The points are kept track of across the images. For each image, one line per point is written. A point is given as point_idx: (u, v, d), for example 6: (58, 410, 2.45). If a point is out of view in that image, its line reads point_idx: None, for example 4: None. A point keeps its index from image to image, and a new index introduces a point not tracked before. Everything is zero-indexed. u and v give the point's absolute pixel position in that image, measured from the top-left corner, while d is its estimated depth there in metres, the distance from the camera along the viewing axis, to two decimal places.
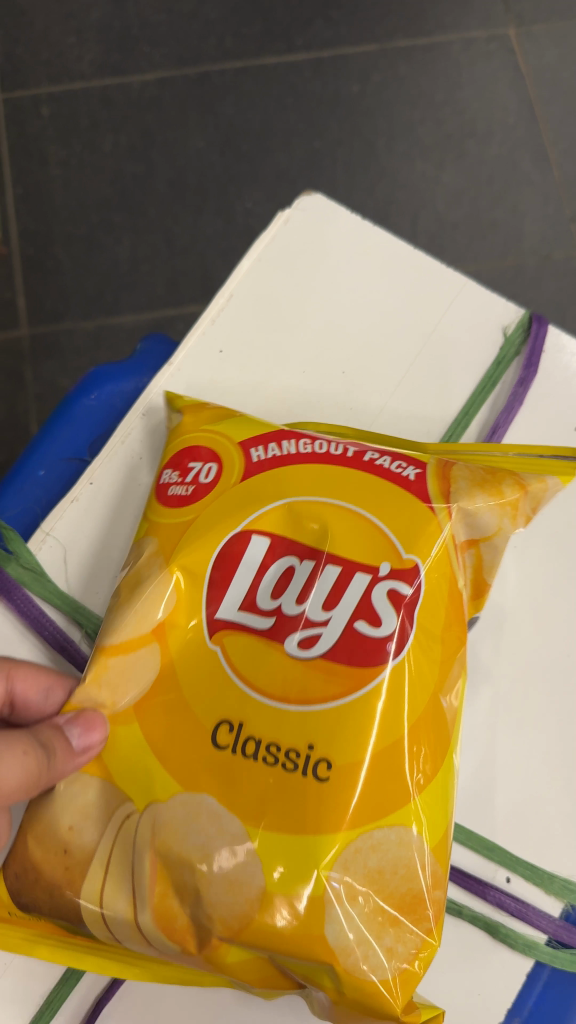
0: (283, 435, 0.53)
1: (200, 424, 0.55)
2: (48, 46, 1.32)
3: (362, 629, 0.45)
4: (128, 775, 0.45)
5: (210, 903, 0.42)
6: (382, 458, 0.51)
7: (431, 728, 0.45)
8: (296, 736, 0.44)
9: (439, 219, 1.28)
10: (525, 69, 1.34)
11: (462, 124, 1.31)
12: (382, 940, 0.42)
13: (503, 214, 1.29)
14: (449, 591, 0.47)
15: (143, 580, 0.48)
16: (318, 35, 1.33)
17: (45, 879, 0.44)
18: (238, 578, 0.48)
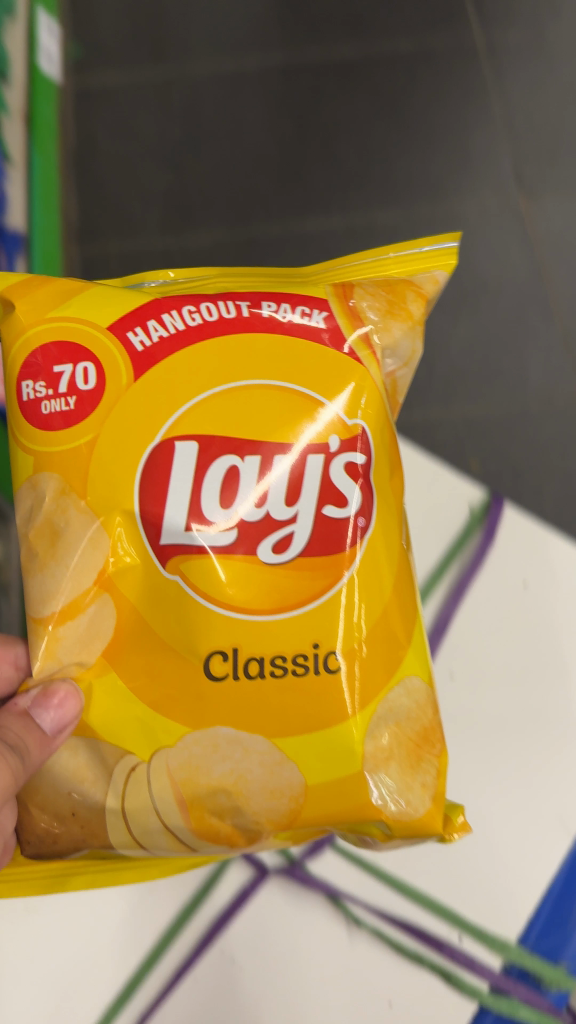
0: (161, 308, 0.76)
1: (70, 316, 0.75)
2: (117, 208, 1.52)
3: (331, 513, 0.72)
4: (125, 733, 0.70)
5: (254, 806, 0.70)
6: (291, 312, 0.76)
7: (401, 613, 0.74)
8: (302, 640, 0.70)
9: (452, 366, 1.44)
10: (534, 234, 1.52)
11: (475, 283, 1.48)
12: (417, 783, 0.72)
13: (509, 363, 1.45)
14: (382, 413, 0.76)
15: (61, 529, 0.71)
16: (351, 202, 1.52)
17: (62, 838, 0.72)
18: (176, 489, 0.71)
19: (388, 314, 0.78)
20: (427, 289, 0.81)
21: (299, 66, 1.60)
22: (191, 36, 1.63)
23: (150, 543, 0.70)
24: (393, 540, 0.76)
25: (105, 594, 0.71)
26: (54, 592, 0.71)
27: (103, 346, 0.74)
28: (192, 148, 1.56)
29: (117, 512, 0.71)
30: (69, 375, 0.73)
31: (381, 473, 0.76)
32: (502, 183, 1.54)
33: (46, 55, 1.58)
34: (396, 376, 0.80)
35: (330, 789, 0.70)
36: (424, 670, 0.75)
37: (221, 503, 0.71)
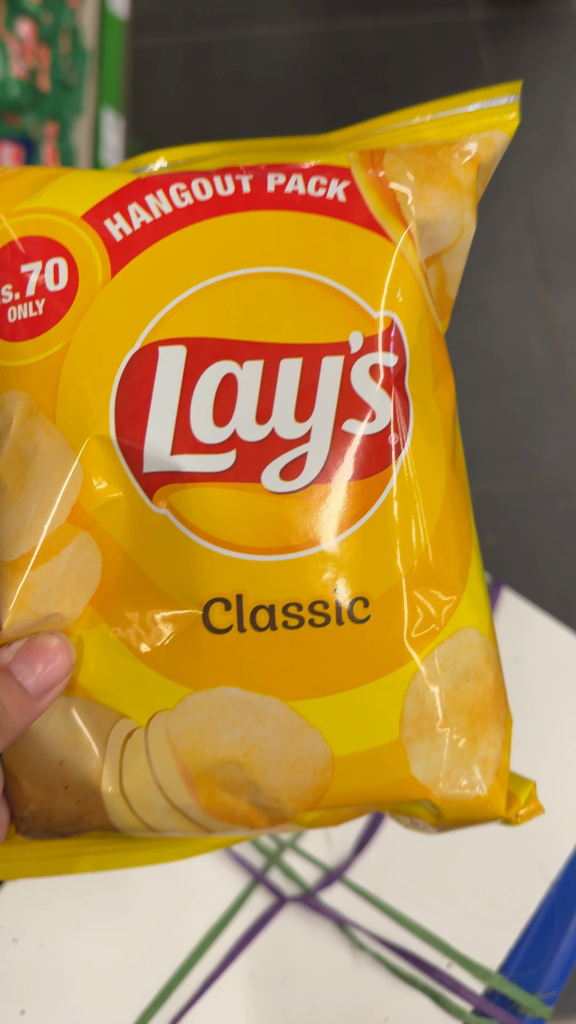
0: (145, 188, 0.54)
1: (44, 207, 0.54)
2: None
3: (350, 429, 0.51)
4: (118, 691, 0.50)
5: (269, 785, 0.49)
6: (299, 183, 0.55)
7: (443, 554, 0.52)
8: (315, 584, 0.49)
9: (470, 445, 1.41)
10: (554, 325, 1.49)
11: (494, 370, 1.46)
12: (477, 753, 0.50)
13: (525, 443, 1.42)
14: (420, 306, 0.55)
15: (29, 458, 0.51)
16: None
17: (57, 815, 0.50)
18: (159, 409, 0.51)
19: (423, 180, 0.55)
20: (478, 155, 0.57)
21: None
22: (241, 134, 1.62)
23: (137, 479, 0.51)
24: (438, 471, 0.54)
25: (85, 532, 0.50)
26: (28, 526, 0.50)
27: (75, 234, 0.53)
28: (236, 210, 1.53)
29: (90, 433, 0.51)
30: (36, 274, 0.53)
31: (422, 386, 0.55)
32: (522, 278, 1.52)
33: (110, 150, 1.54)
34: (443, 262, 0.57)
35: (363, 760, 0.49)
36: (483, 624, 0.53)
37: (214, 423, 0.51)
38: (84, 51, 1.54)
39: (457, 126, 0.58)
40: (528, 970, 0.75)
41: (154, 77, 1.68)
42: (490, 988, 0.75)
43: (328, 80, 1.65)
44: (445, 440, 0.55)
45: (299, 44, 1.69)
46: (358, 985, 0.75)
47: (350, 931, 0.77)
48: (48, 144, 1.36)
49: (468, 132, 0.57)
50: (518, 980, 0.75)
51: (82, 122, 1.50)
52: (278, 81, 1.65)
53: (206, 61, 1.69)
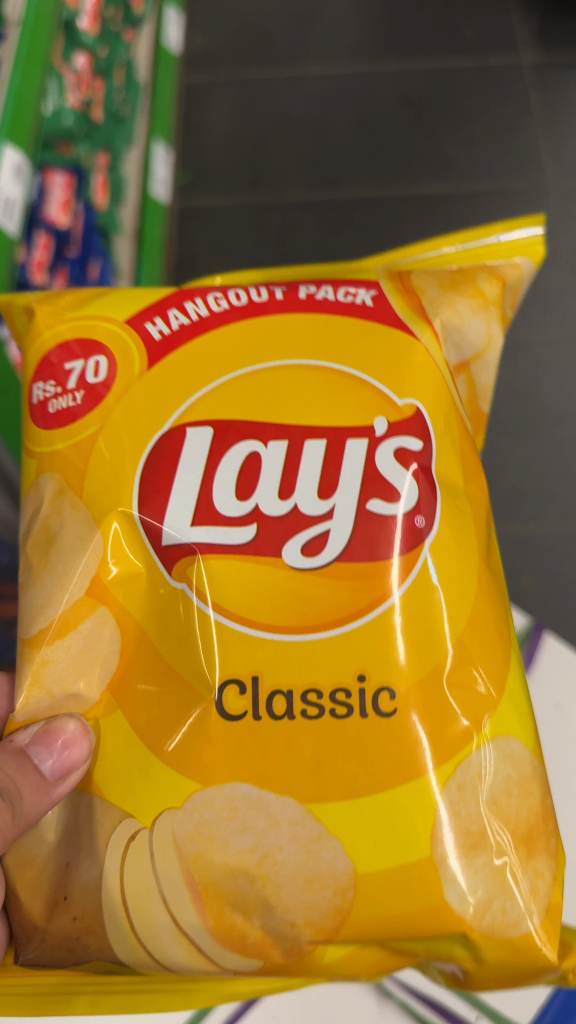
0: (185, 295, 0.53)
1: (93, 314, 0.52)
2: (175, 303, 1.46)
3: (377, 509, 0.46)
4: (125, 787, 0.43)
5: (285, 906, 0.41)
6: (331, 291, 0.52)
7: (479, 647, 0.45)
8: (341, 672, 0.43)
9: (509, 486, 1.34)
10: None
11: (534, 412, 1.39)
12: (521, 882, 0.42)
13: (567, 486, 1.33)
14: (446, 400, 0.50)
15: (55, 535, 0.47)
16: None
17: (52, 938, 0.42)
18: (181, 489, 0.46)
19: (448, 289, 0.53)
20: (505, 274, 0.54)
21: (387, 197, 1.57)
22: (289, 168, 1.63)
23: (156, 551, 0.46)
24: (469, 561, 0.47)
25: (104, 608, 0.45)
26: (46, 604, 0.45)
27: (114, 332, 0.51)
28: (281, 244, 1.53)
29: (114, 513, 0.46)
30: (79, 368, 0.50)
31: (451, 472, 0.48)
32: (567, 319, 1.46)
33: (160, 182, 1.56)
34: (472, 372, 0.53)
35: (388, 881, 0.41)
36: (528, 736, 0.45)
37: (236, 498, 0.46)
38: (136, 85, 1.59)
39: (481, 257, 0.56)
40: None
41: (206, 113, 1.72)
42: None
43: (376, 119, 1.66)
44: (478, 533, 0.49)
45: (349, 84, 1.71)
46: None
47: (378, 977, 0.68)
48: (99, 175, 1.38)
49: (493, 259, 0.55)
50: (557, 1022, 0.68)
51: (132, 154, 1.56)
52: (329, 120, 1.67)
53: (256, 97, 1.72)
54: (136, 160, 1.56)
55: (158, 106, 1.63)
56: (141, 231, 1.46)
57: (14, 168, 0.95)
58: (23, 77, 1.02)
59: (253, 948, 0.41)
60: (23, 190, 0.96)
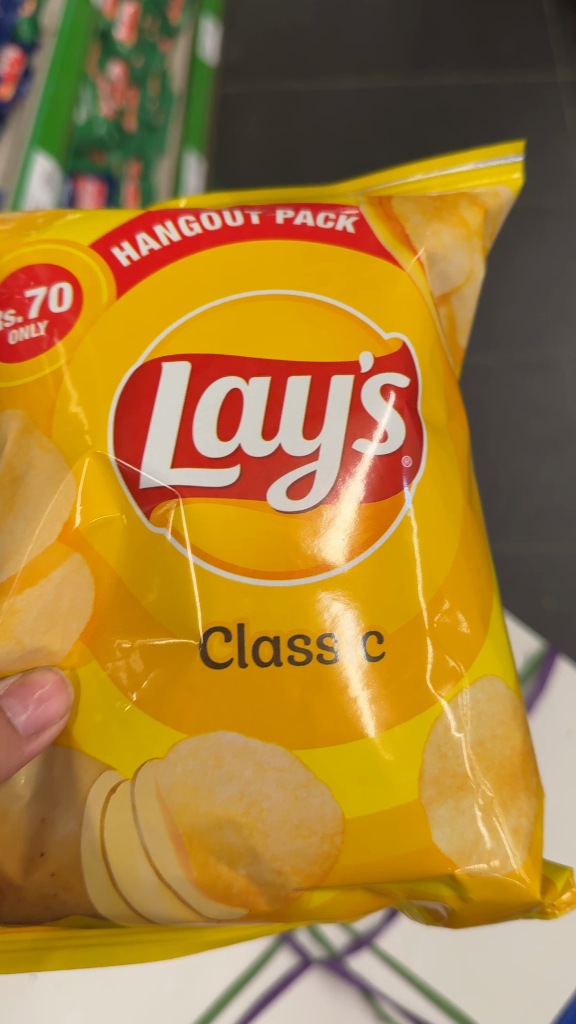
0: (153, 218, 0.48)
1: (57, 240, 0.48)
2: None
3: (363, 449, 0.43)
4: (104, 741, 0.40)
5: (272, 853, 0.39)
6: (312, 217, 0.49)
7: (463, 588, 0.43)
8: (328, 616, 0.40)
9: (532, 505, 1.28)
10: None
11: (560, 430, 1.32)
12: (508, 821, 0.40)
13: None
14: (432, 333, 0.47)
15: (22, 476, 0.42)
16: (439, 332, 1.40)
17: (28, 895, 0.39)
18: (160, 428, 0.42)
19: (431, 215, 0.49)
20: (485, 201, 0.51)
21: None
22: (319, 178, 1.62)
23: (130, 492, 0.42)
24: (456, 499, 0.45)
25: (78, 556, 0.41)
26: (13, 547, 0.40)
27: (82, 264, 0.47)
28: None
29: (86, 454, 0.42)
30: (41, 296, 0.46)
31: (434, 409, 0.46)
32: None
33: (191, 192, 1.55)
34: (453, 304, 0.50)
35: (376, 826, 0.39)
36: (509, 674, 0.43)
37: (217, 437, 0.43)
38: (170, 95, 1.58)
39: (459, 181, 0.52)
40: None
41: (240, 123, 1.71)
42: None
43: (408, 132, 1.65)
44: (461, 469, 0.47)
45: (383, 99, 1.70)
46: None
47: (377, 1002, 0.65)
48: (131, 184, 1.37)
49: (472, 184, 0.52)
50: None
51: (164, 164, 1.54)
52: (360, 134, 1.66)
53: (291, 109, 1.72)
54: (169, 169, 1.53)
55: (192, 119, 1.62)
56: None
57: (45, 175, 0.94)
58: (57, 84, 1.02)
59: (236, 897, 0.39)
60: (53, 198, 0.95)
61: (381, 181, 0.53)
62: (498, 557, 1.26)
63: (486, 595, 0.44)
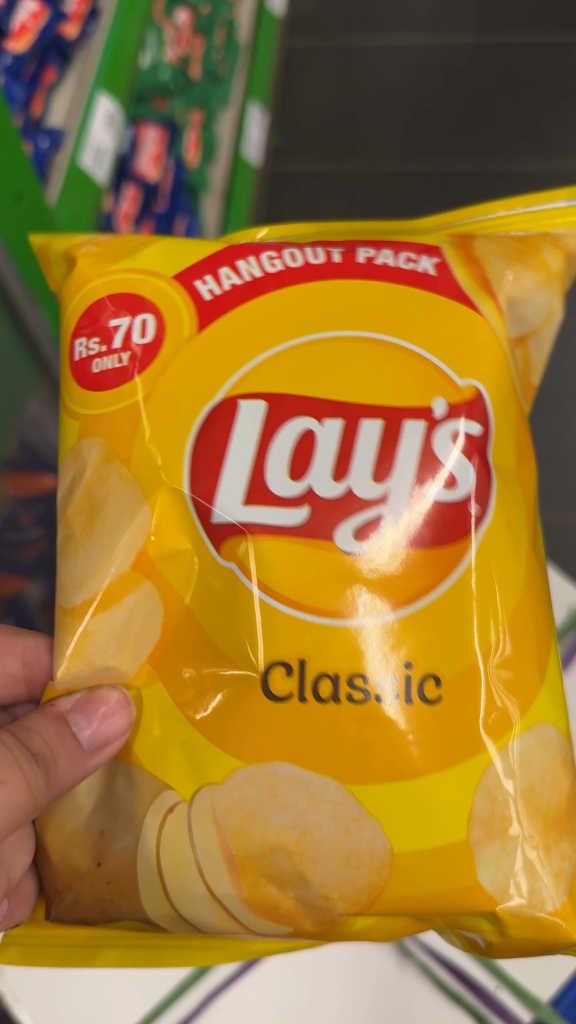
0: (236, 254, 0.50)
1: (138, 269, 0.50)
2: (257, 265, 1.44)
3: (432, 493, 0.45)
4: (166, 761, 0.44)
5: (322, 879, 0.43)
6: (393, 256, 0.50)
7: (523, 636, 0.45)
8: (390, 657, 0.43)
9: None
10: None
11: None
12: (550, 864, 0.43)
13: None
14: (507, 382, 0.48)
15: (101, 504, 0.47)
16: None
17: (86, 897, 0.45)
18: (233, 467, 0.45)
19: (514, 260, 0.50)
20: (566, 244, 0.52)
21: (480, 173, 1.53)
22: (383, 138, 1.61)
23: (204, 527, 0.45)
24: (521, 542, 0.46)
25: (149, 583, 0.46)
26: (91, 575, 0.46)
27: (166, 294, 0.49)
28: (369, 213, 1.51)
29: (161, 489, 0.46)
30: (125, 326, 0.49)
31: (506, 457, 0.47)
32: None
33: (252, 142, 1.55)
34: (529, 347, 0.51)
35: (425, 860, 0.42)
36: (562, 721, 0.45)
37: (289, 476, 0.45)
38: (237, 47, 1.56)
39: (543, 222, 0.53)
40: None
41: (304, 79, 1.70)
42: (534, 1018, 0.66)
43: (475, 94, 1.62)
44: (527, 514, 0.48)
45: (452, 55, 1.67)
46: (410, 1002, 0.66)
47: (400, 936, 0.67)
48: (191, 132, 1.36)
49: (555, 226, 0.53)
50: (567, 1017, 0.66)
51: (227, 115, 1.52)
52: (425, 90, 1.64)
53: (359, 63, 1.69)
54: (231, 120, 1.52)
55: (257, 68, 1.60)
56: (230, 191, 1.45)
57: (107, 116, 0.95)
58: (123, 24, 1.02)
59: (286, 915, 0.43)
60: (116, 141, 0.96)
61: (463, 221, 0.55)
62: (549, 524, 1.23)
63: (545, 641, 0.46)
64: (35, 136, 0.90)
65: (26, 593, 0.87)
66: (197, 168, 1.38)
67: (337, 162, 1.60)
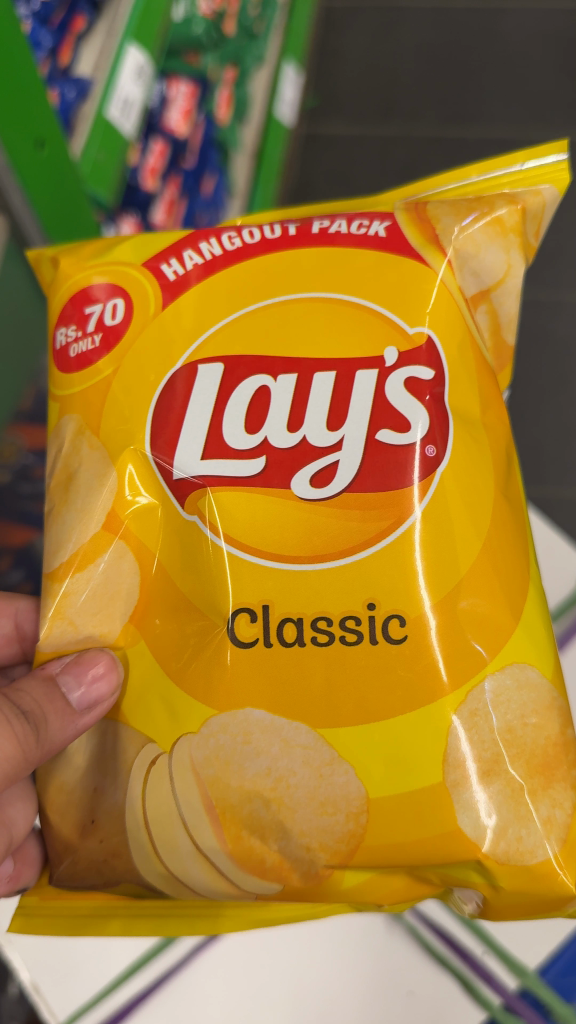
0: (199, 234, 0.51)
1: (108, 261, 0.51)
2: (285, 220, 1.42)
3: (385, 441, 0.45)
4: (148, 716, 0.45)
5: (300, 826, 0.42)
6: (348, 223, 0.50)
7: (500, 579, 0.44)
8: (351, 600, 0.43)
9: None
10: None
11: None
12: (536, 811, 0.41)
13: None
14: (461, 325, 0.47)
15: (75, 475, 0.47)
16: (540, 278, 1.38)
17: (81, 859, 0.45)
18: (192, 424, 0.46)
19: (465, 216, 0.49)
20: (528, 199, 0.50)
21: (518, 139, 1.50)
22: (420, 101, 1.58)
23: (167, 483, 0.46)
24: (495, 485, 0.46)
25: (122, 544, 0.46)
26: (63, 541, 0.46)
27: (135, 277, 0.50)
28: (405, 177, 1.49)
29: (129, 449, 0.46)
30: (98, 310, 0.49)
31: (466, 401, 0.46)
32: None
33: (285, 103, 1.52)
34: (494, 303, 0.49)
35: (402, 807, 0.42)
36: (547, 663, 0.44)
37: (245, 431, 0.46)
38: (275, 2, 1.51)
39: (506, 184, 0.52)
40: (569, 979, 0.65)
41: (343, 39, 1.68)
42: (524, 987, 0.65)
43: (516, 60, 1.58)
44: (495, 465, 0.47)
45: (492, 18, 1.64)
46: (396, 968, 0.66)
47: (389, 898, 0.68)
48: (224, 89, 1.33)
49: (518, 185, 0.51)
50: (555, 986, 0.65)
51: (261, 74, 1.49)
52: (464, 56, 1.61)
53: (397, 26, 1.67)
54: (265, 80, 1.49)
55: (293, 26, 1.57)
56: (261, 151, 1.43)
57: (136, 70, 0.94)
58: None
59: (273, 867, 0.43)
60: (144, 93, 0.95)
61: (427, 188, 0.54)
62: (568, 500, 1.23)
63: (528, 584, 0.45)
64: (61, 84, 0.88)
65: (35, 545, 0.87)
66: (229, 128, 1.34)
67: (374, 125, 1.57)
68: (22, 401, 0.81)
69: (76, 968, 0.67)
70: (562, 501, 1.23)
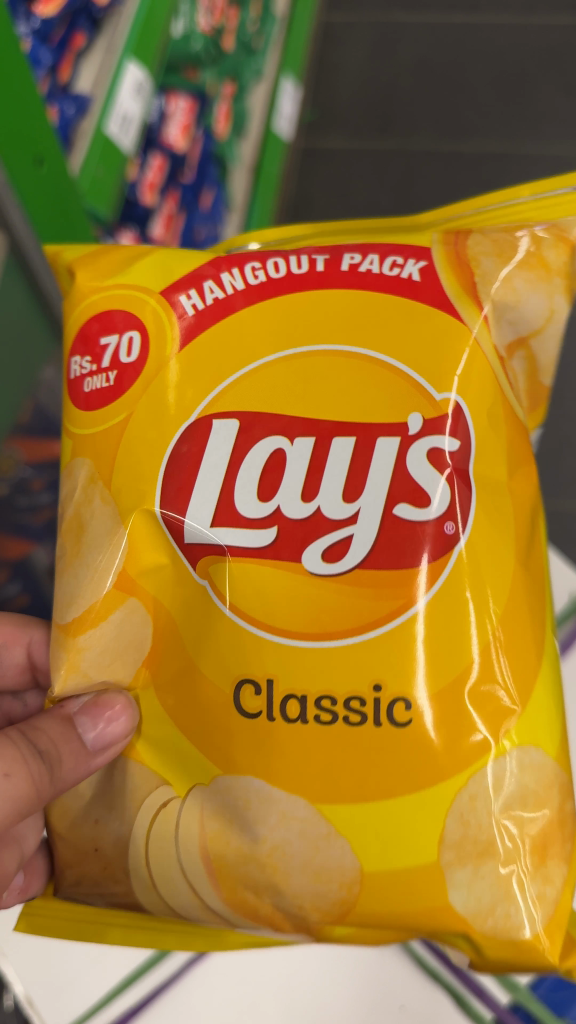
0: (220, 264, 0.50)
1: (124, 283, 0.50)
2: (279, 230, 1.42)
3: (403, 516, 0.44)
4: (161, 757, 0.46)
5: (295, 891, 0.43)
6: (383, 263, 0.48)
7: (514, 656, 0.44)
8: (358, 680, 0.42)
9: None
10: None
11: None
12: (527, 888, 0.41)
13: None
14: (491, 390, 0.47)
15: (88, 524, 0.47)
16: None
17: (86, 877, 0.47)
18: (204, 487, 0.45)
19: (506, 259, 0.48)
20: (573, 235, 0.48)
21: (515, 153, 1.51)
22: (418, 113, 1.59)
23: (180, 545, 0.45)
24: (510, 553, 0.45)
25: (134, 598, 0.46)
26: (77, 596, 0.46)
27: (146, 308, 0.49)
28: (402, 190, 1.50)
29: (137, 505, 0.46)
30: (113, 345, 0.49)
31: (493, 467, 0.46)
32: None
33: (283, 117, 1.53)
34: (533, 348, 0.49)
35: (395, 879, 0.42)
36: (552, 741, 0.44)
37: (258, 499, 0.45)
38: (273, 16, 1.52)
39: (545, 211, 0.51)
40: (561, 992, 0.65)
41: (342, 53, 1.69)
42: (514, 1001, 0.66)
43: (511, 74, 1.60)
44: (517, 533, 0.46)
45: (492, 35, 1.64)
46: (390, 984, 0.66)
47: None
48: (223, 104, 1.34)
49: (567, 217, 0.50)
50: (546, 1000, 0.65)
51: (260, 88, 1.50)
52: (463, 71, 1.62)
53: (396, 41, 1.68)
54: (264, 94, 1.49)
55: (293, 41, 1.57)
56: (259, 164, 1.44)
57: (135, 86, 0.95)
58: None
59: (265, 918, 0.44)
60: (144, 109, 0.95)
61: (460, 214, 0.54)
62: (563, 514, 1.24)
63: (536, 653, 0.45)
64: (61, 101, 0.89)
65: (34, 558, 0.87)
66: (228, 141, 1.35)
67: (371, 139, 1.58)
68: (21, 415, 0.80)
69: (72, 979, 0.68)
70: (557, 514, 1.24)
